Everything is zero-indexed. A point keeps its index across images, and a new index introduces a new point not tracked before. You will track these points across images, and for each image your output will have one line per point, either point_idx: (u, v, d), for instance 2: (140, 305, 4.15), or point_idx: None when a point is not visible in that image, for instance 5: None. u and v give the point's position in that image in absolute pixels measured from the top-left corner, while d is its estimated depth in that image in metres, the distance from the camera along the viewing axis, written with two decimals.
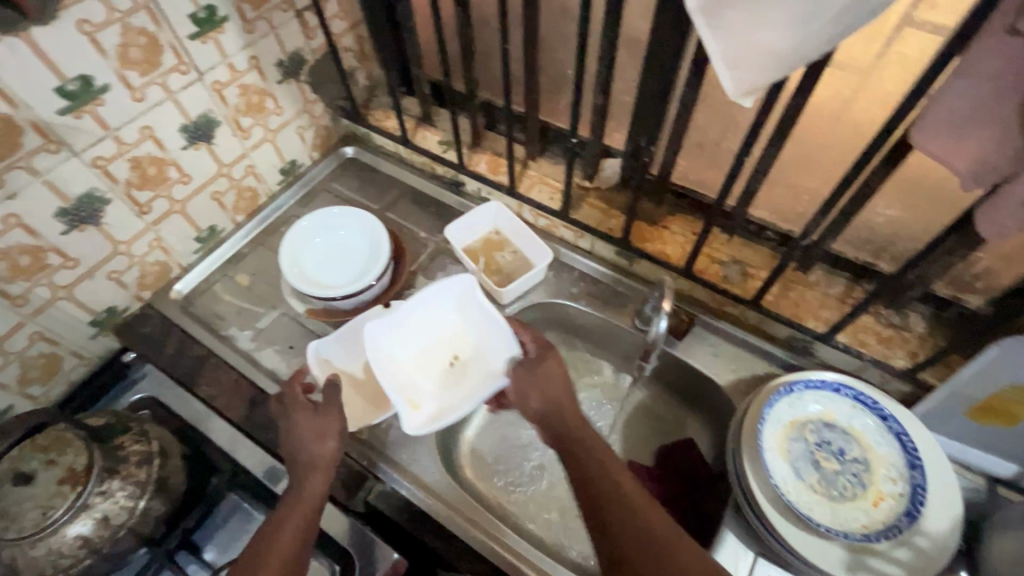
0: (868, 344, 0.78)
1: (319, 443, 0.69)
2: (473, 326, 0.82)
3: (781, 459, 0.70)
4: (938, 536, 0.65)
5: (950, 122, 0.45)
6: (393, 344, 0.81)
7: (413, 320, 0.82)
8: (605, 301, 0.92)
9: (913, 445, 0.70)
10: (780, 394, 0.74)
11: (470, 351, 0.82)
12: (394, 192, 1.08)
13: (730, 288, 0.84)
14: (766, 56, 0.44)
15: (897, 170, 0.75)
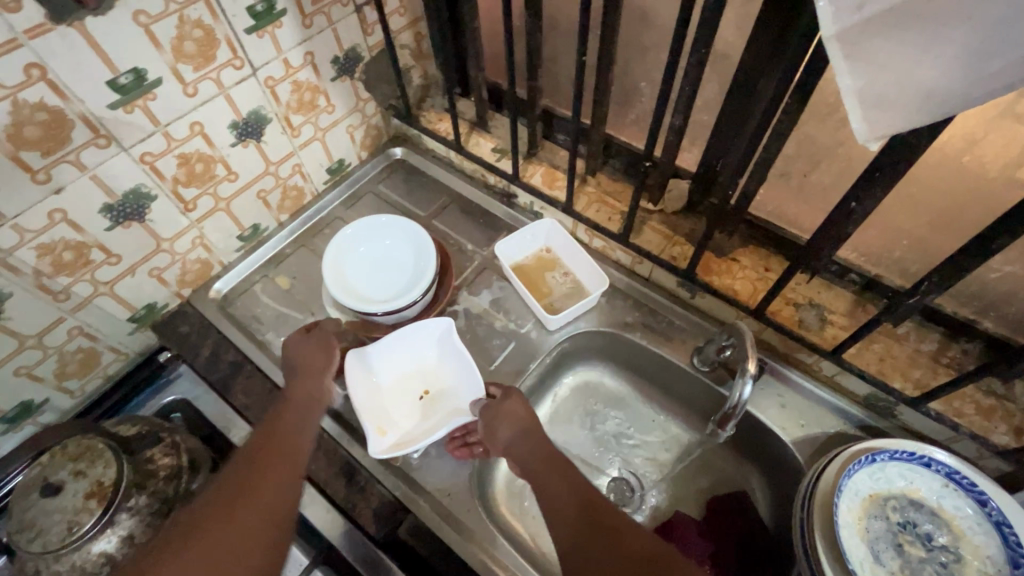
0: (964, 414, 0.69)
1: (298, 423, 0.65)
2: (449, 366, 0.82)
3: (857, 538, 0.63)
4: None
5: None
6: (377, 374, 0.81)
7: (398, 350, 0.82)
8: (661, 335, 0.85)
9: (1018, 540, 0.59)
10: (861, 463, 0.66)
11: (442, 387, 0.82)
12: (442, 199, 1.03)
13: (808, 335, 0.76)
14: (917, 96, 0.38)
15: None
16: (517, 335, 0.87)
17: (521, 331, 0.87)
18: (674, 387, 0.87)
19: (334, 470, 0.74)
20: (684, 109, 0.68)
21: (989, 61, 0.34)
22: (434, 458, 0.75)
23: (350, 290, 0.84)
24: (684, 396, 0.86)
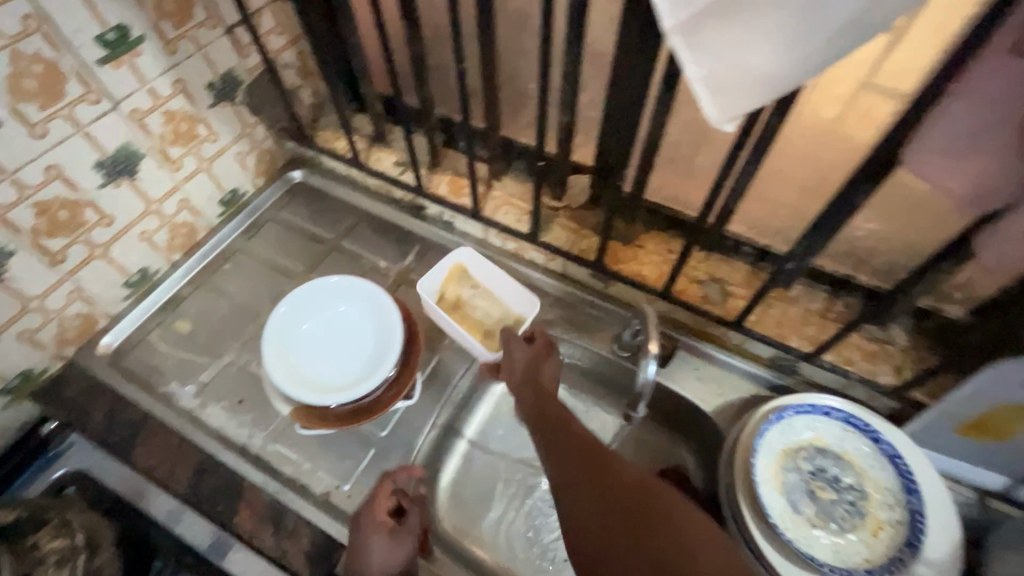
0: (853, 361, 0.75)
1: None
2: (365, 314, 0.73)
3: (776, 492, 0.67)
4: (940, 564, 0.62)
5: (951, 144, 0.43)
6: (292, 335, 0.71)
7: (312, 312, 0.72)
8: (582, 327, 0.87)
9: (909, 468, 0.67)
10: (770, 422, 0.70)
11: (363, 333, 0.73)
12: (349, 218, 1.00)
13: (711, 308, 0.80)
14: (754, 80, 0.41)
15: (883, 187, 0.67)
16: (441, 346, 0.86)
17: (445, 342, 0.86)
18: (596, 376, 0.88)
19: (260, 517, 0.69)
20: (570, 106, 0.70)
21: (806, 42, 0.38)
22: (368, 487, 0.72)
23: (292, 373, 0.69)
24: (609, 383, 0.88)
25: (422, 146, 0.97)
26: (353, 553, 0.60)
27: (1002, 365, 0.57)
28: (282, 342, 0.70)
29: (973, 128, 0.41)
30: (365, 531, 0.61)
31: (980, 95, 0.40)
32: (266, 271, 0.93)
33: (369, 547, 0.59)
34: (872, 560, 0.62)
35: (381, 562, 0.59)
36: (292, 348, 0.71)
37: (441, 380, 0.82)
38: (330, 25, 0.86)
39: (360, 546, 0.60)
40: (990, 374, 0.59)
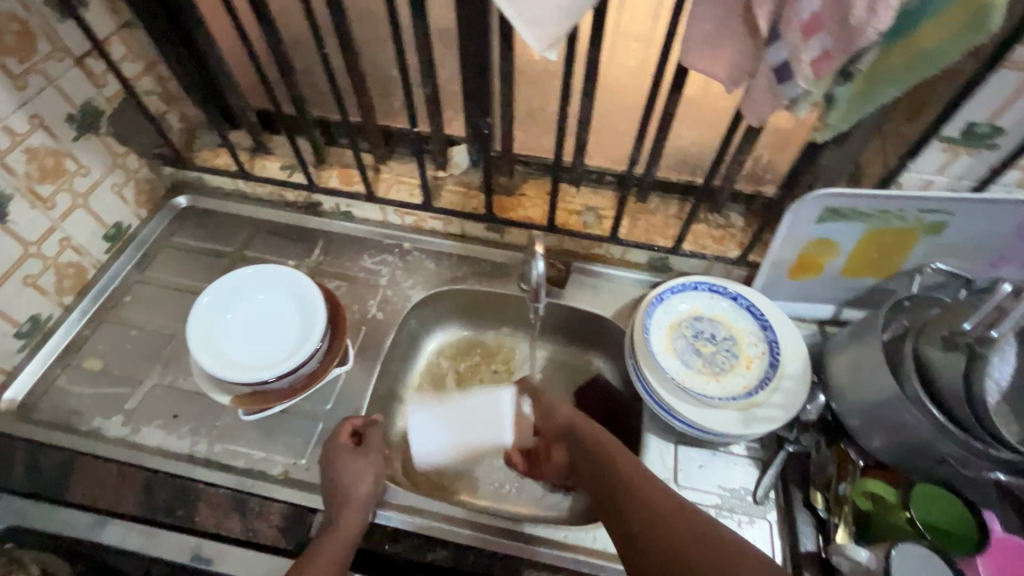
0: (708, 245, 0.92)
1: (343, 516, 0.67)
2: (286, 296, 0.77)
3: (671, 357, 0.81)
4: (796, 373, 0.79)
5: (705, 39, 0.57)
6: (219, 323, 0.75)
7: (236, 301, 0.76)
8: (489, 276, 0.97)
9: (761, 311, 0.84)
10: (655, 304, 0.85)
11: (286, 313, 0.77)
12: (247, 230, 1.02)
13: (591, 231, 0.94)
14: (557, 11, 0.53)
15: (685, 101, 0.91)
16: (365, 321, 0.91)
17: (368, 317, 0.92)
18: (512, 315, 0.99)
19: (222, 510, 0.71)
20: (430, 78, 0.80)
21: None
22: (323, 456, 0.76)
23: (220, 358, 0.72)
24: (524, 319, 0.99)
25: (305, 147, 1.02)
26: (327, 473, 0.70)
27: (796, 207, 0.74)
28: (210, 330, 0.74)
29: (715, 23, 0.56)
30: (335, 454, 0.72)
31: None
32: (170, 295, 0.93)
33: (339, 463, 0.70)
34: (747, 386, 0.79)
35: (358, 486, 0.70)
36: (217, 336, 0.74)
37: (371, 350, 0.88)
38: (185, 42, 0.88)
39: (334, 470, 0.70)
40: (791, 217, 0.76)
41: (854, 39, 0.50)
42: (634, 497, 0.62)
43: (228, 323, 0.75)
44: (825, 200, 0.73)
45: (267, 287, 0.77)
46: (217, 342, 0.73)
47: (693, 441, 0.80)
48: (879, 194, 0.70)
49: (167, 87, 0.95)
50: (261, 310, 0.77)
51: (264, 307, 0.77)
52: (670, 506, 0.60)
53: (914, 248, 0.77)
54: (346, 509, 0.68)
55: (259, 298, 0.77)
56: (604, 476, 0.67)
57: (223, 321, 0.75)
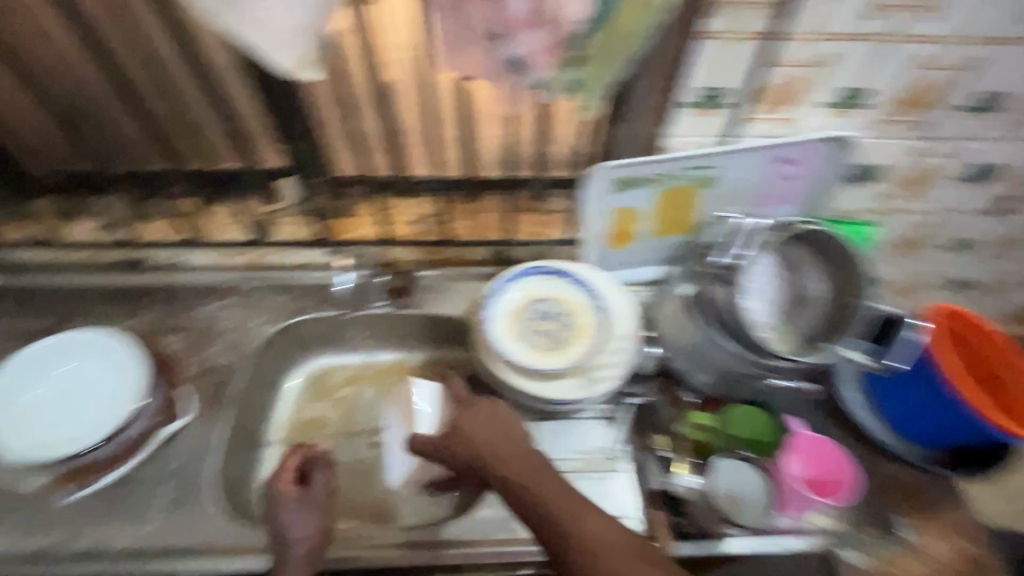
0: (538, 231, 0.98)
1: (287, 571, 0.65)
2: (91, 357, 0.76)
3: (514, 343, 0.83)
4: (629, 331, 0.85)
5: (453, 44, 0.62)
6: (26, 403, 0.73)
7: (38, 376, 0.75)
8: (340, 299, 0.98)
9: (590, 280, 0.89)
10: (492, 296, 0.86)
11: (96, 372, 0.76)
12: (67, 300, 0.94)
13: (430, 236, 0.98)
14: (290, 30, 0.57)
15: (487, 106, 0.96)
16: (210, 369, 0.88)
17: (214, 363, 0.89)
18: (371, 332, 1.00)
19: None
20: None
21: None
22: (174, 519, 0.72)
23: (38, 438, 0.71)
24: (384, 334, 1.00)
25: None
26: (270, 520, 0.70)
27: (589, 183, 0.81)
28: (21, 414, 0.73)
29: (456, 29, 0.61)
30: (276, 499, 0.71)
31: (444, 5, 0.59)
32: None
33: (282, 507, 0.70)
34: (585, 354, 0.83)
35: (304, 533, 0.68)
36: (29, 417, 0.73)
37: (220, 397, 0.85)
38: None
39: (282, 522, 0.68)
40: (586, 193, 0.83)
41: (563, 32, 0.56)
42: (590, 559, 0.59)
43: (38, 401, 0.74)
44: (612, 171, 0.81)
45: (71, 352, 0.76)
46: (29, 423, 0.72)
47: (550, 414, 0.84)
48: (651, 160, 0.79)
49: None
50: (69, 377, 0.75)
51: (71, 373, 0.75)
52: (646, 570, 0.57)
53: (698, 202, 0.87)
54: (297, 561, 0.66)
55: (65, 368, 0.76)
56: (546, 526, 0.62)
57: (30, 400, 0.73)
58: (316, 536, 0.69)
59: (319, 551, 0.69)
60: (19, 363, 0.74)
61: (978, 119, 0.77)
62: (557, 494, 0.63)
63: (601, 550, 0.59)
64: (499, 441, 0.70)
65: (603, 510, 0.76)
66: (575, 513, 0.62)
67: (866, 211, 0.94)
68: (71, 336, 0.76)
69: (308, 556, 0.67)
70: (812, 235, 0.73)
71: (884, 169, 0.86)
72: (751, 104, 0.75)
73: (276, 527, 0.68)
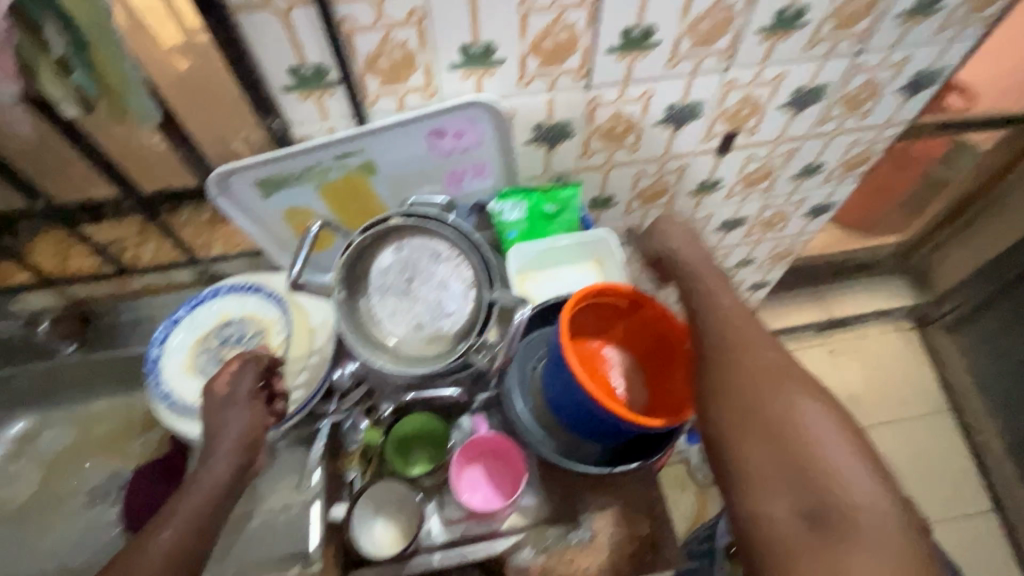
0: (238, 243, 0.88)
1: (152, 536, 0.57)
2: None
3: (190, 377, 0.78)
4: (322, 346, 0.79)
5: None
6: None
7: None
8: (19, 353, 0.86)
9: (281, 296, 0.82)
10: (170, 327, 0.80)
11: None
12: None
13: (119, 266, 0.89)
14: None
15: None
16: None
17: None
18: (69, 384, 0.89)
19: None
20: None
21: None
22: None
23: None
24: (86, 382, 0.89)
25: None
26: (214, 418, 0.64)
27: (216, 193, 0.71)
28: None
29: None
30: (232, 400, 0.65)
31: None
32: None
33: (226, 409, 0.64)
34: None
35: (253, 422, 0.64)
36: None
37: None
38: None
39: (226, 418, 0.64)
40: (229, 203, 0.73)
41: None
42: (759, 366, 0.57)
43: None
44: (240, 175, 0.70)
45: None
46: None
47: None
48: (280, 156, 0.68)
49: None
50: None
51: None
52: (857, 510, 0.48)
53: (376, 190, 0.78)
54: (228, 454, 0.62)
55: None
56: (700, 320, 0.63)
57: None
58: (249, 443, 0.64)
59: (252, 462, 0.64)
60: None
61: (631, 56, 0.69)
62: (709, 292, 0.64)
63: (750, 346, 0.59)
64: (724, 335, 0.60)
65: (284, 549, 0.69)
66: (780, 403, 0.54)
67: (578, 170, 0.86)
68: None
69: (235, 463, 0.62)
70: (412, 235, 0.68)
71: (569, 124, 0.77)
72: (361, 79, 0.65)
73: (216, 423, 0.64)
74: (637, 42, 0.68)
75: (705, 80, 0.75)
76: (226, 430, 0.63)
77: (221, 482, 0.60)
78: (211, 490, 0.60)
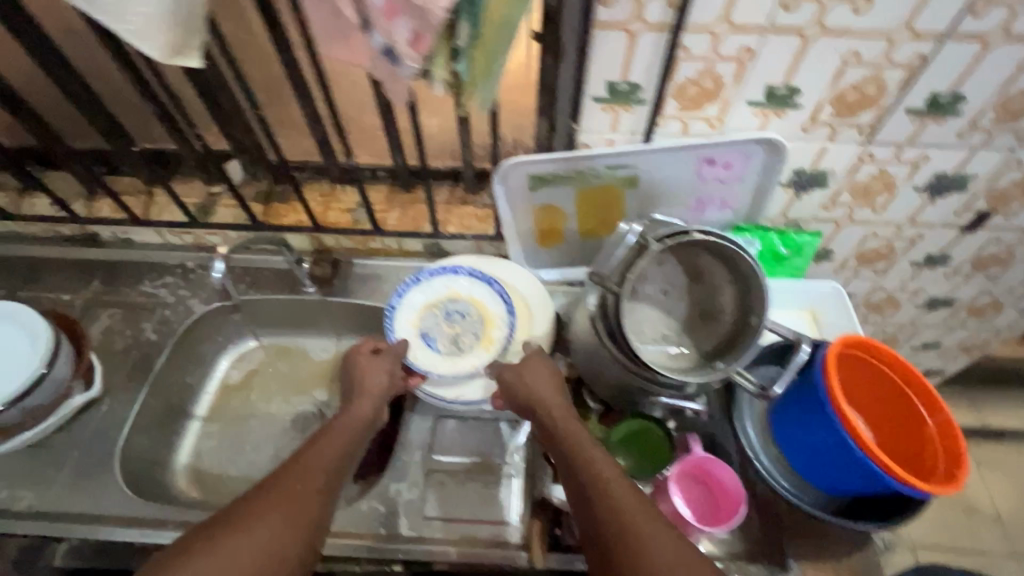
0: (471, 226, 0.96)
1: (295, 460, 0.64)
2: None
3: (413, 333, 0.86)
4: (543, 335, 0.84)
5: (328, 31, 0.61)
6: None
7: None
8: (271, 283, 0.99)
9: (509, 296, 0.88)
10: (410, 285, 0.88)
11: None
12: (24, 270, 1.01)
13: (362, 226, 0.97)
14: (156, 20, 0.56)
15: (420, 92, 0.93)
16: (138, 344, 0.91)
17: (142, 340, 0.92)
18: (300, 319, 1.00)
19: None
20: (153, 98, 0.83)
21: None
22: (77, 482, 0.77)
23: None
24: (313, 321, 1.00)
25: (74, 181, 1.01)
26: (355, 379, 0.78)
27: (499, 180, 0.79)
28: None
29: (328, 18, 0.60)
30: (366, 364, 0.79)
31: None
32: None
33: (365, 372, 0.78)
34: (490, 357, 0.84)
35: (388, 384, 0.78)
36: None
37: (140, 372, 0.88)
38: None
39: (365, 386, 0.77)
40: (503, 191, 0.80)
41: (426, 19, 0.55)
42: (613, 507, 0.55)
43: None
44: (521, 168, 0.77)
45: (6, 326, 0.76)
46: None
47: (452, 413, 0.84)
48: (566, 158, 0.75)
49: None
50: None
51: None
52: None
53: (626, 203, 0.83)
54: (367, 400, 0.75)
55: None
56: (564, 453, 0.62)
57: None
58: (381, 399, 0.76)
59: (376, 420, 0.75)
60: None
61: (925, 121, 0.70)
62: (533, 384, 0.71)
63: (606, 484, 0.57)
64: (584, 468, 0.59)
65: (484, 513, 0.75)
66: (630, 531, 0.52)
67: (814, 220, 0.87)
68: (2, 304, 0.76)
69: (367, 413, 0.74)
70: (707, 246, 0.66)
71: (828, 174, 0.79)
72: (665, 101, 0.70)
73: (358, 377, 0.78)
74: (938, 108, 0.68)
75: (987, 156, 0.74)
76: (362, 394, 0.75)
77: (352, 429, 0.71)
78: (340, 436, 0.69)
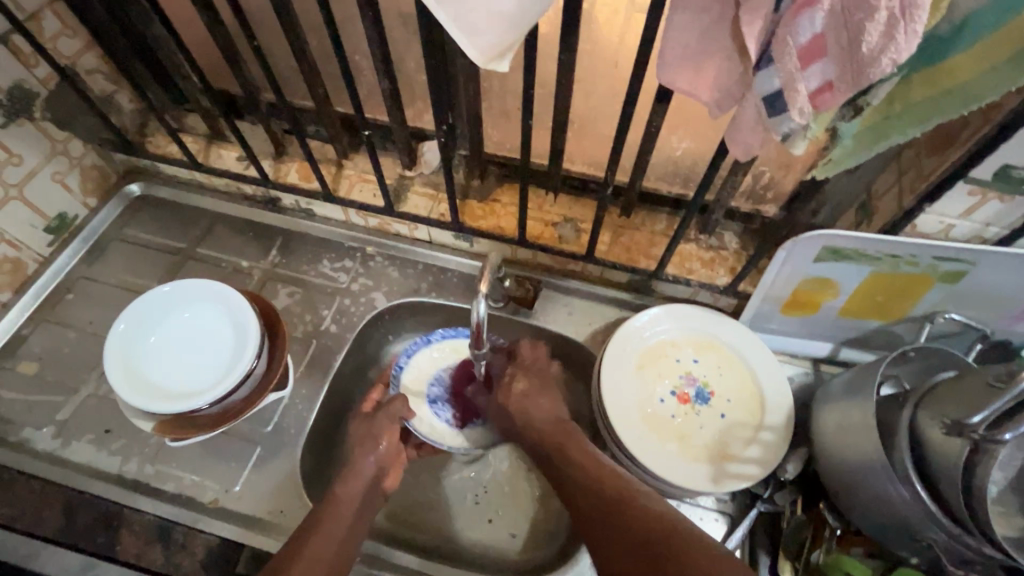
0: (694, 270, 0.83)
1: (317, 531, 0.60)
2: (207, 315, 0.73)
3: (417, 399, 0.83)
4: (779, 426, 0.72)
5: (686, 57, 0.47)
6: (141, 334, 0.71)
7: (172, 333, 0.73)
8: (454, 288, 0.89)
9: None
10: (418, 346, 0.86)
11: (208, 328, 0.73)
12: (203, 223, 0.95)
13: (567, 246, 0.85)
14: (495, 16, 0.43)
15: (674, 105, 0.78)
16: (317, 333, 0.85)
17: (321, 329, 0.85)
18: None
19: (144, 539, 0.70)
20: (386, 72, 0.72)
21: None
22: (257, 484, 0.73)
23: (145, 389, 0.68)
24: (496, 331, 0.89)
25: (263, 138, 0.94)
26: (355, 438, 0.72)
27: (790, 246, 0.65)
28: (155, 368, 0.70)
29: (698, 39, 0.45)
30: (359, 434, 0.72)
31: (691, 6, 0.44)
32: (118, 295, 0.88)
33: (370, 430, 0.72)
34: (715, 439, 0.73)
35: (387, 451, 0.71)
36: (146, 368, 0.70)
37: (321, 367, 0.82)
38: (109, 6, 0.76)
39: (354, 458, 0.68)
40: (784, 256, 0.67)
41: (862, 72, 0.41)
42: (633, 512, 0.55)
43: (170, 363, 0.71)
44: (826, 240, 0.63)
45: (215, 316, 0.73)
46: (155, 376, 0.69)
47: (657, 491, 0.74)
48: (887, 240, 0.61)
49: (111, 65, 0.87)
50: (195, 343, 0.72)
51: (195, 333, 0.73)
52: None
53: (925, 294, 0.68)
54: (362, 472, 0.67)
55: (184, 338, 0.73)
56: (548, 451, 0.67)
57: (163, 357, 0.71)
58: (375, 472, 0.69)
59: (376, 488, 0.68)
60: (151, 309, 0.72)
61: None
62: (523, 405, 0.71)
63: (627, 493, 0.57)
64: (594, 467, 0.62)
65: None
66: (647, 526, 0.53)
67: None
68: (212, 289, 0.73)
69: (373, 469, 0.68)
70: None
71: None
72: None
73: (365, 436, 0.71)
74: None
75: None
76: (355, 465, 0.68)
77: (358, 496, 0.65)
78: (346, 505, 0.64)
